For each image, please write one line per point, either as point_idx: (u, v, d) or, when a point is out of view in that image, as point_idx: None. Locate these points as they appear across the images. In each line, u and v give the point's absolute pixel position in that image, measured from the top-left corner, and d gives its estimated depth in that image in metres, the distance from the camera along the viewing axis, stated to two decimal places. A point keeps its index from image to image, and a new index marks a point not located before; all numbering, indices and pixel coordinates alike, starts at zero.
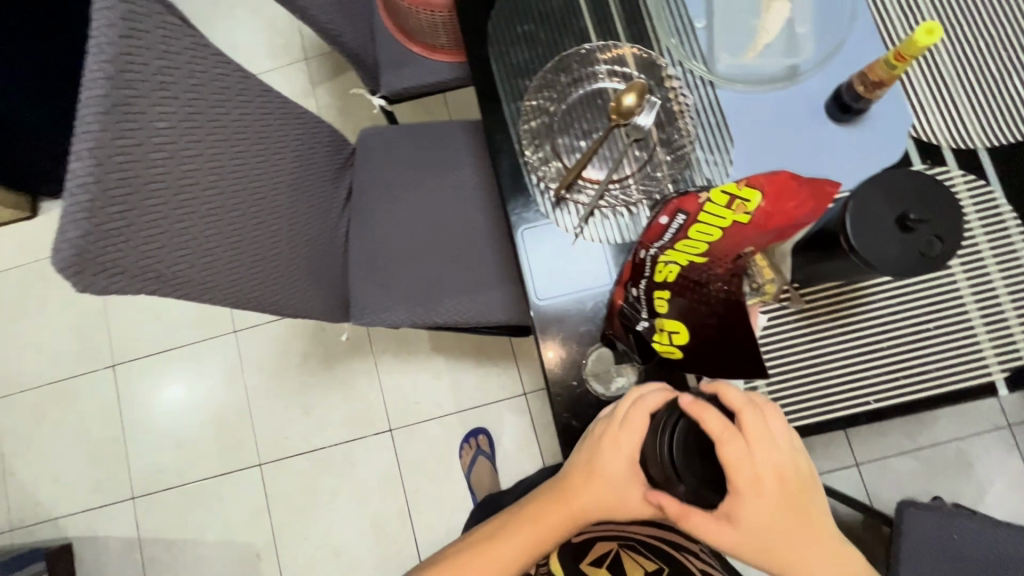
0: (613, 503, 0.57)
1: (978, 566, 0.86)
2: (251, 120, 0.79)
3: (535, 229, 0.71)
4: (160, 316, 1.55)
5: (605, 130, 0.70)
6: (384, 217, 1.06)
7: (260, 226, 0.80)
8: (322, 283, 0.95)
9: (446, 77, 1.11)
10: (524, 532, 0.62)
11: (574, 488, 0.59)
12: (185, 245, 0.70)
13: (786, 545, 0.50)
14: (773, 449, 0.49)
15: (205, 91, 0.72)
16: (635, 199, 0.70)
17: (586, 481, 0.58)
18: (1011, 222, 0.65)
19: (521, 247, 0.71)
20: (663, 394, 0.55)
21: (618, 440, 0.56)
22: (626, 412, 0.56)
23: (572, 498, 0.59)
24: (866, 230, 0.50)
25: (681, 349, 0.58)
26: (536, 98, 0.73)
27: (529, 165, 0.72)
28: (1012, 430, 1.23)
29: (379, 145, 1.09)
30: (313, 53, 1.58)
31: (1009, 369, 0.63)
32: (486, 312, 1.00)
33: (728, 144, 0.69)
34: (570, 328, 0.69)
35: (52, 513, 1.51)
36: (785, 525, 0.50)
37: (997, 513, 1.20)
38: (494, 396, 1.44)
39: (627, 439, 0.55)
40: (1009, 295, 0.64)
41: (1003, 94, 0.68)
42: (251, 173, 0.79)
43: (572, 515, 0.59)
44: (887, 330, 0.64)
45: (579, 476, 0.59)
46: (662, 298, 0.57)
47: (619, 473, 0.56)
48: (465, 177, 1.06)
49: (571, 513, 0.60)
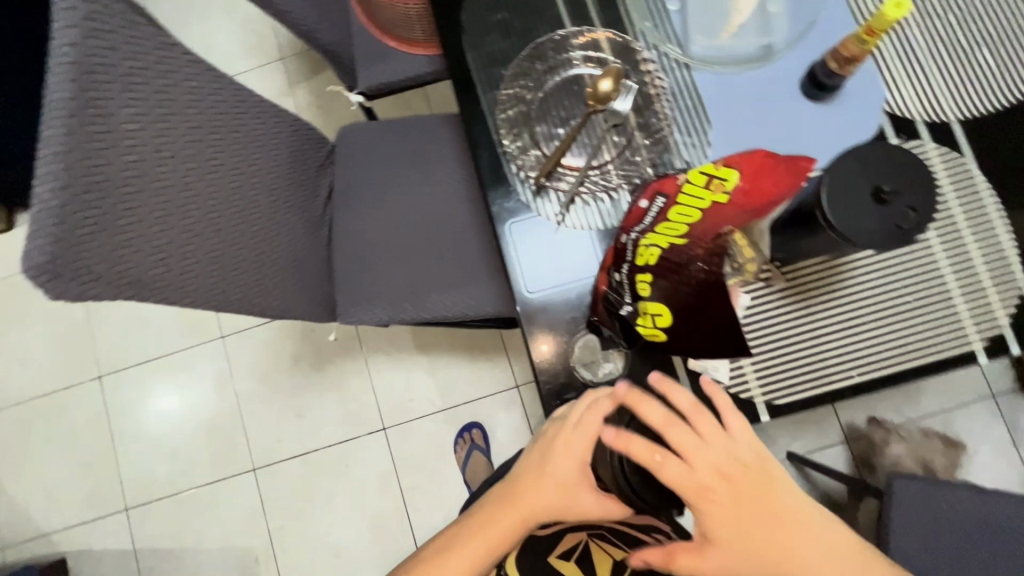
0: (562, 504, 0.61)
1: (963, 532, 0.88)
2: (226, 119, 0.78)
3: (519, 223, 0.71)
4: (145, 325, 1.53)
5: (583, 117, 0.70)
6: (366, 214, 1.05)
7: (239, 226, 0.79)
8: (307, 284, 0.94)
9: (423, 70, 1.10)
10: (477, 542, 0.63)
11: (523, 490, 0.63)
12: (162, 249, 0.69)
13: (768, 543, 0.51)
14: (717, 453, 0.51)
15: (177, 92, 0.71)
16: (615, 185, 0.70)
17: (533, 484, 0.62)
18: (985, 193, 0.66)
19: (506, 242, 0.71)
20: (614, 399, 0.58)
21: (564, 445, 0.60)
22: (579, 416, 0.59)
23: (520, 501, 0.62)
24: (842, 205, 0.50)
25: (665, 332, 0.57)
26: (513, 86, 0.73)
27: (508, 154, 0.71)
28: (996, 400, 1.25)
29: (358, 142, 1.07)
30: (289, 52, 1.56)
31: (988, 338, 0.64)
32: (473, 305, 0.99)
33: (706, 125, 0.70)
34: (555, 317, 0.69)
35: (45, 529, 1.49)
36: (755, 523, 0.51)
37: (984, 481, 1.23)
38: (486, 390, 1.44)
39: (578, 441, 0.59)
40: (986, 265, 0.65)
41: (974, 67, 0.68)
42: (228, 173, 0.78)
43: (522, 517, 0.62)
44: (868, 304, 0.65)
45: (527, 479, 0.63)
46: (644, 282, 0.57)
47: (567, 475, 0.60)
48: (447, 170, 1.05)
49: (520, 515, 0.62)
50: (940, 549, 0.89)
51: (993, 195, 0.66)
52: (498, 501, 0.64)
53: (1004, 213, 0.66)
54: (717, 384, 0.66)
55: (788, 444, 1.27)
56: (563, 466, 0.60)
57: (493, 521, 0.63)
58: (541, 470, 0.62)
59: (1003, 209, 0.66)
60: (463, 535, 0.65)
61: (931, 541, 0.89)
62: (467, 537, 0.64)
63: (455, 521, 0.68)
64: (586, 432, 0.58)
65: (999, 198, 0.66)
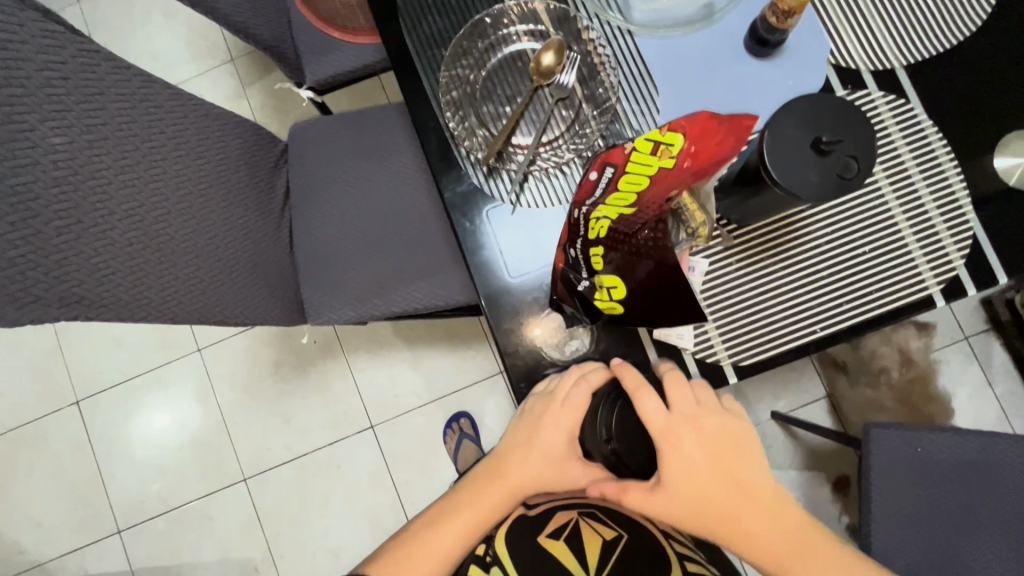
0: (550, 477, 0.61)
1: (937, 472, 0.90)
2: (163, 125, 0.75)
3: (495, 211, 0.70)
4: (119, 345, 1.50)
5: (529, 93, 0.69)
6: (326, 212, 1.03)
7: (189, 234, 0.77)
8: (272, 287, 0.92)
9: (371, 59, 1.08)
10: (462, 520, 0.62)
11: (509, 466, 0.63)
12: (108, 265, 0.67)
13: (719, 500, 0.54)
14: (690, 404, 0.56)
15: (105, 100, 0.68)
16: (567, 159, 0.69)
17: (521, 459, 0.62)
18: (932, 136, 0.66)
19: (481, 232, 0.69)
20: (603, 372, 0.62)
21: (553, 417, 0.61)
22: (567, 392, 0.62)
23: (509, 476, 0.62)
24: (784, 160, 0.50)
25: (621, 303, 0.59)
26: (454, 68, 0.71)
27: (456, 136, 0.70)
28: (969, 342, 1.27)
29: (311, 138, 1.05)
30: (237, 53, 1.51)
31: (944, 280, 0.64)
32: (443, 295, 0.98)
33: (653, 92, 0.69)
34: (518, 299, 0.68)
35: (38, 559, 1.47)
36: (710, 479, 0.54)
37: (963, 422, 1.25)
38: (470, 378, 1.43)
39: (565, 417, 0.61)
40: (938, 208, 0.65)
41: (916, 11, 0.68)
42: (171, 180, 0.75)
43: (510, 492, 0.62)
44: (823, 256, 0.65)
45: (514, 454, 0.63)
46: (597, 255, 0.58)
47: (554, 447, 0.61)
48: (404, 160, 1.03)
49: (507, 490, 0.62)
50: (919, 492, 0.90)
51: (940, 137, 0.66)
52: (484, 477, 0.63)
53: (952, 156, 0.66)
54: (683, 350, 0.66)
55: (771, 404, 1.28)
56: (550, 439, 0.61)
57: (480, 498, 0.62)
58: (528, 444, 0.62)
59: (952, 152, 0.66)
60: (447, 512, 0.63)
61: (910, 485, 0.91)
62: (451, 515, 0.62)
63: (429, 507, 0.66)
64: (574, 403, 0.61)
65: (946, 141, 0.66)
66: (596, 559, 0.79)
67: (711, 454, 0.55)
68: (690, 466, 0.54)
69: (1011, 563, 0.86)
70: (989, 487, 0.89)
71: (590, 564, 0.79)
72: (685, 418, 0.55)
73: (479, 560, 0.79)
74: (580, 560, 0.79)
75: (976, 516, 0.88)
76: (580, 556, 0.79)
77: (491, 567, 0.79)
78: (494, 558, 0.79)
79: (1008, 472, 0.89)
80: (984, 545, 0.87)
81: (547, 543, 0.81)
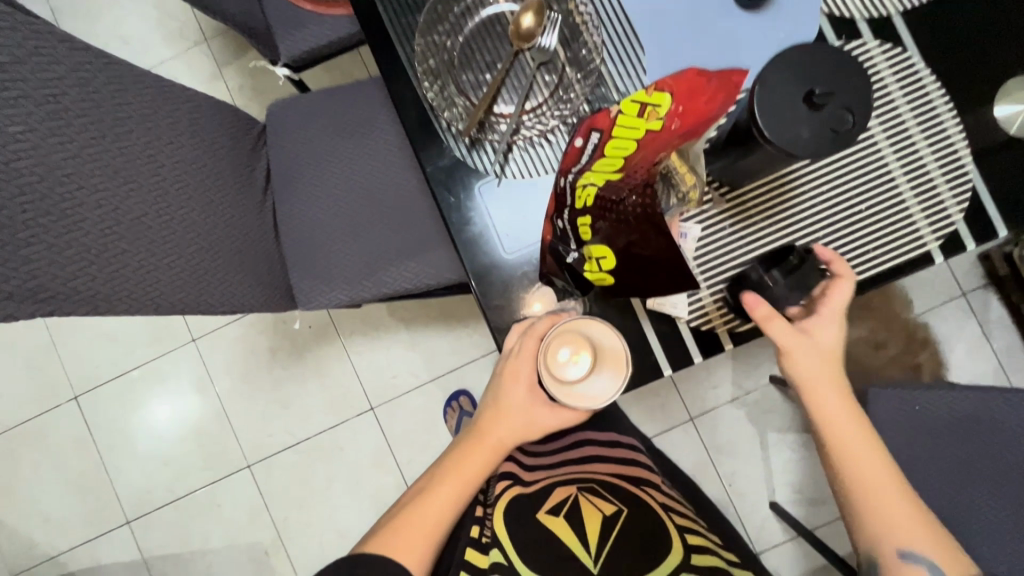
0: (522, 425, 0.69)
1: (935, 428, 0.90)
2: (131, 110, 0.72)
3: (485, 189, 0.67)
4: (112, 339, 1.48)
5: (509, 58, 0.66)
6: (309, 194, 1.00)
7: (167, 223, 0.75)
8: (258, 273, 0.89)
9: (346, 32, 1.03)
10: (450, 485, 0.68)
11: (487, 427, 0.70)
12: (81, 258, 0.65)
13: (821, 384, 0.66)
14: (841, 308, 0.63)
15: (64, 85, 0.65)
16: (552, 127, 0.66)
17: (494, 418, 0.69)
18: (930, 85, 0.63)
19: (473, 208, 0.67)
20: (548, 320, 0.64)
21: (516, 376, 0.67)
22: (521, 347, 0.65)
23: (487, 436, 0.69)
24: (776, 116, 0.48)
25: (611, 274, 0.57)
26: (430, 34, 0.67)
27: (435, 107, 0.67)
28: (967, 298, 1.26)
29: (289, 118, 1.02)
30: (211, 33, 1.46)
31: (943, 236, 0.63)
32: (433, 273, 0.96)
33: (638, 51, 0.66)
34: (507, 274, 0.66)
35: (50, 552, 1.49)
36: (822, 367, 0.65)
37: (960, 378, 1.25)
38: (468, 356, 1.42)
39: (523, 369, 0.66)
40: (936, 161, 0.63)
41: None
42: (144, 168, 0.73)
43: (491, 452, 0.69)
44: (818, 216, 0.63)
45: (489, 416, 0.70)
46: (585, 226, 0.56)
47: (518, 401, 0.69)
48: (387, 136, 1.00)
49: (489, 449, 0.69)
50: (918, 448, 0.90)
51: (939, 87, 0.63)
52: (467, 444, 0.70)
53: (950, 105, 0.63)
54: (677, 320, 0.64)
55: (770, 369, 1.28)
56: (515, 395, 0.68)
57: (466, 461, 0.69)
58: (499, 407, 0.69)
59: (950, 102, 0.63)
60: (438, 481, 0.68)
61: (910, 443, 0.90)
62: (442, 480, 0.68)
63: (418, 481, 0.71)
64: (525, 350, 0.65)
65: (945, 91, 0.64)
66: (596, 536, 0.74)
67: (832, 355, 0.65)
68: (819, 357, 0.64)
69: (1008, 512, 0.87)
70: (987, 440, 0.89)
71: (591, 543, 0.74)
72: (837, 315, 0.63)
73: (475, 543, 0.70)
74: (580, 536, 0.74)
75: (974, 469, 0.89)
76: (580, 533, 0.74)
77: (490, 549, 0.69)
78: (493, 539, 0.70)
79: (1005, 424, 0.89)
80: (982, 497, 0.88)
81: (546, 521, 0.75)
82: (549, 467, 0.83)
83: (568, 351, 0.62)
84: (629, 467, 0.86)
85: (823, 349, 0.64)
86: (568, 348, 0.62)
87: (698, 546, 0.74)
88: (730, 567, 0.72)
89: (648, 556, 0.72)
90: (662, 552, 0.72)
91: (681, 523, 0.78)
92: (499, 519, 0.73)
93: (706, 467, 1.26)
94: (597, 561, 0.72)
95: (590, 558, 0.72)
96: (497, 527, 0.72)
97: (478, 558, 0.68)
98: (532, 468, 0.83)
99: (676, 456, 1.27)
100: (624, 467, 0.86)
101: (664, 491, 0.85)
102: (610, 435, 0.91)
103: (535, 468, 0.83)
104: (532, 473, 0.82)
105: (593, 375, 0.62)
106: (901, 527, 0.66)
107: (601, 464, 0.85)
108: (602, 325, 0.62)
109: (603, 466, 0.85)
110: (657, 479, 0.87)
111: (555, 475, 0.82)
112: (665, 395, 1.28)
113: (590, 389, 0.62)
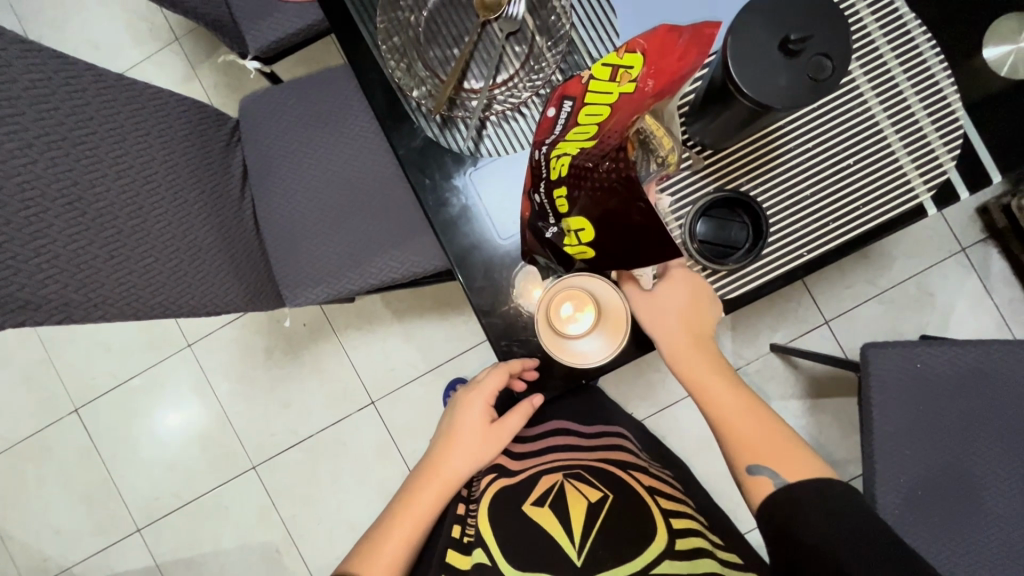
0: (475, 447, 0.73)
1: (935, 383, 0.89)
2: (92, 111, 0.71)
3: (480, 171, 0.65)
4: (107, 349, 1.47)
5: (475, 31, 0.64)
6: (287, 188, 0.97)
7: (142, 227, 0.73)
8: (240, 271, 0.87)
9: (312, 18, 1.00)
10: (414, 514, 0.71)
11: (444, 458, 0.74)
12: (50, 265, 0.64)
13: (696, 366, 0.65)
14: (681, 297, 0.62)
15: (18, 88, 0.64)
16: (524, 98, 0.64)
17: (448, 448, 0.74)
18: (913, 27, 0.61)
19: (467, 197, 0.66)
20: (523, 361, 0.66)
21: (470, 401, 0.75)
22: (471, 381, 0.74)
23: (442, 468, 0.74)
24: (751, 67, 0.46)
25: (591, 246, 0.55)
26: (392, 11, 0.65)
27: (403, 87, 0.65)
28: (966, 253, 1.24)
29: (261, 112, 1.00)
30: (182, 32, 1.42)
31: (934, 186, 0.61)
32: (421, 261, 0.94)
33: (610, 16, 0.63)
34: (488, 254, 0.66)
35: (65, 564, 1.50)
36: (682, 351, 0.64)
37: (961, 334, 1.23)
38: (464, 344, 1.40)
39: (476, 401, 0.74)
40: (923, 107, 0.61)
41: None
42: (111, 170, 0.71)
43: (446, 480, 0.73)
44: (804, 172, 0.61)
45: (445, 448, 0.75)
46: (561, 197, 0.53)
47: (470, 426, 0.74)
48: (362, 124, 0.97)
49: (444, 482, 0.73)
50: (919, 403, 0.89)
51: (922, 28, 0.61)
52: (423, 476, 0.74)
53: (937, 51, 0.61)
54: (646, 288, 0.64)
55: (769, 337, 1.26)
56: (469, 420, 0.74)
57: (425, 491, 0.73)
58: (452, 439, 0.75)
59: (937, 47, 0.61)
60: (398, 517, 0.71)
61: (911, 400, 0.89)
62: (404, 510, 0.72)
63: (379, 519, 0.74)
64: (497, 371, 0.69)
65: (930, 35, 0.61)
66: (581, 525, 0.71)
67: (686, 331, 0.63)
68: (669, 337, 0.63)
69: (1012, 463, 0.87)
70: (987, 393, 0.88)
71: (576, 532, 0.71)
72: (674, 309, 0.62)
73: (457, 543, 0.68)
74: (565, 525, 0.71)
75: (976, 423, 0.88)
76: (563, 520, 0.72)
77: (472, 549, 0.67)
78: (477, 538, 0.68)
79: (1007, 375, 0.88)
80: (986, 448, 0.87)
81: (531, 512, 0.73)
82: (535, 454, 0.81)
83: (572, 308, 0.63)
84: (613, 451, 0.84)
85: (673, 333, 0.63)
86: (572, 306, 0.63)
87: (683, 529, 0.71)
88: (715, 549, 0.71)
89: (635, 539, 0.69)
90: (643, 540, 0.69)
91: (668, 507, 0.75)
92: (484, 517, 0.71)
93: (709, 440, 1.25)
94: (581, 552, 0.69)
95: (574, 549, 0.69)
96: (481, 522, 0.70)
97: (460, 560, 0.66)
98: (521, 456, 0.81)
99: (679, 430, 1.26)
100: (607, 453, 0.83)
101: (651, 474, 0.82)
102: (596, 427, 0.87)
103: (523, 456, 0.81)
104: (520, 462, 0.80)
105: (589, 334, 0.63)
106: (758, 447, 0.62)
107: (586, 452, 0.82)
108: (612, 291, 0.63)
109: (589, 453, 0.81)
110: (644, 463, 0.85)
111: (542, 463, 0.79)
112: (664, 371, 1.27)
113: (581, 347, 0.63)
